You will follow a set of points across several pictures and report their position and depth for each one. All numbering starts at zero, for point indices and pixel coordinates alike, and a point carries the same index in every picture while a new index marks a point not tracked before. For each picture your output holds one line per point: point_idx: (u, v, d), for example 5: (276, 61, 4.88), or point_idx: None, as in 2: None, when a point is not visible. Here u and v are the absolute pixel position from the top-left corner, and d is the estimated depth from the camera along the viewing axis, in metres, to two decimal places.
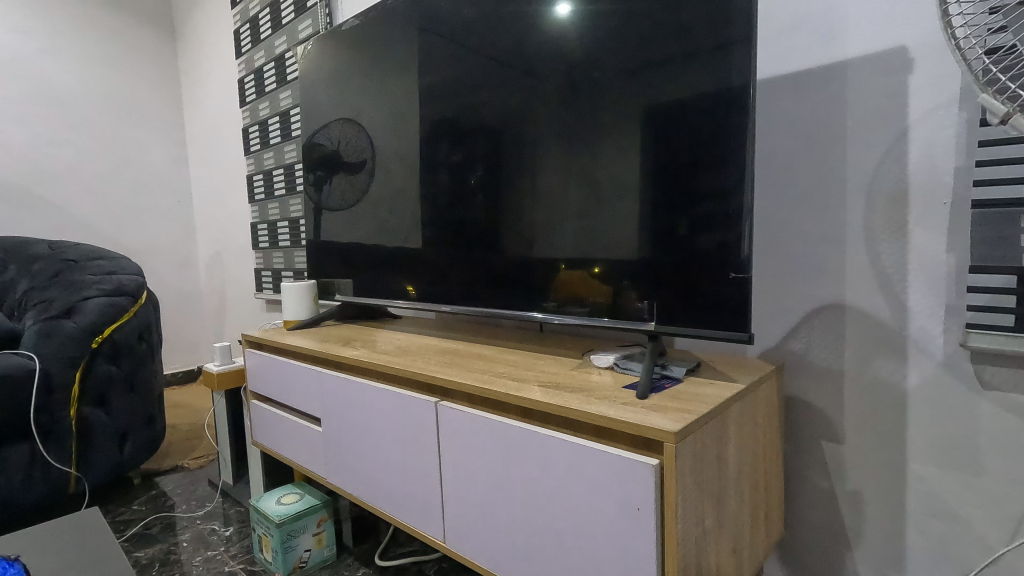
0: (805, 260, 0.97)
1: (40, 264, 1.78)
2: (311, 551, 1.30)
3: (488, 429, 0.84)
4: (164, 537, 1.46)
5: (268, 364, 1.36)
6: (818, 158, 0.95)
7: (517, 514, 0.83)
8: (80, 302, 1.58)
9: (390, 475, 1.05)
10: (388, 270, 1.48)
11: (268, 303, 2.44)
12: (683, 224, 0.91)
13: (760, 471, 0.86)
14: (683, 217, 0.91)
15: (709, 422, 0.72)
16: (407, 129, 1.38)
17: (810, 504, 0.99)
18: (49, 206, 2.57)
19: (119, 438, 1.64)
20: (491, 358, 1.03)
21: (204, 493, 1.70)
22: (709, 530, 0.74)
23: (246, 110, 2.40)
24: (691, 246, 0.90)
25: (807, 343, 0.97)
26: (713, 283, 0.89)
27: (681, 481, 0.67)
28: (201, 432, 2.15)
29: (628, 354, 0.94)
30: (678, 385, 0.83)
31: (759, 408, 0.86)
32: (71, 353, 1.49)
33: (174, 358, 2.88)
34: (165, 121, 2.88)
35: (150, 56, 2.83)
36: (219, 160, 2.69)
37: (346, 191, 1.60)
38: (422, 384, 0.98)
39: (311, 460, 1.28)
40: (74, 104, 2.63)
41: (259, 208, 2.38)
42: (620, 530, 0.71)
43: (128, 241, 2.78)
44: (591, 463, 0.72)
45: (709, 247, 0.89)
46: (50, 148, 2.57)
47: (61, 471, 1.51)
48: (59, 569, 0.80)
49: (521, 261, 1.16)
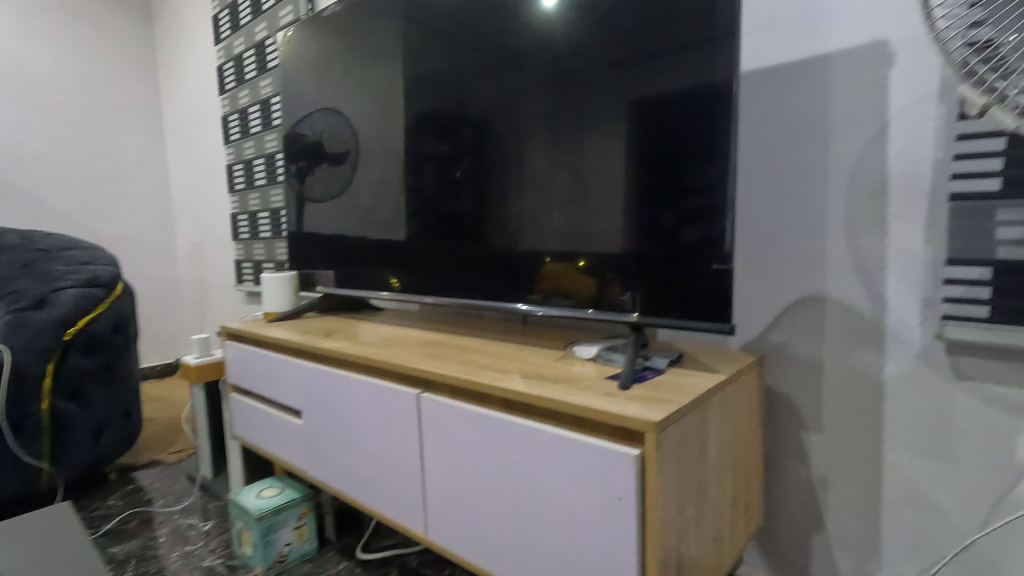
0: (788, 253, 0.97)
1: (10, 254, 1.73)
2: (292, 545, 1.29)
3: (470, 420, 0.84)
4: (141, 533, 1.44)
5: (248, 357, 1.34)
6: (800, 150, 0.95)
7: (499, 506, 0.83)
8: (52, 292, 1.54)
9: (372, 468, 1.04)
10: (371, 262, 1.46)
11: (249, 295, 2.40)
12: (667, 216, 0.91)
13: (740, 461, 0.87)
14: (666, 208, 0.91)
15: (691, 412, 0.72)
16: (391, 120, 1.36)
17: (788, 493, 1.00)
18: (19, 195, 2.50)
19: (94, 433, 1.60)
20: (475, 350, 1.02)
21: (182, 488, 1.67)
22: (690, 520, 0.74)
23: (226, 98, 2.34)
24: (675, 237, 0.91)
25: (787, 335, 0.98)
26: (696, 276, 0.89)
27: (662, 471, 0.67)
28: (179, 426, 2.11)
29: (612, 346, 0.94)
30: (660, 376, 0.83)
31: (741, 399, 0.86)
32: (42, 345, 1.45)
33: (151, 350, 2.83)
34: (142, 109, 2.81)
35: (126, 41, 2.75)
36: (199, 149, 2.63)
37: (329, 182, 1.57)
38: (404, 376, 0.97)
39: (292, 453, 1.26)
40: (46, 89, 2.55)
41: (239, 198, 2.34)
42: (601, 520, 0.71)
43: (103, 231, 2.72)
44: (573, 454, 0.72)
45: (692, 239, 0.89)
46: (21, 134, 2.50)
47: (34, 466, 1.47)
48: (27, 564, 0.78)
49: (505, 252, 1.15)
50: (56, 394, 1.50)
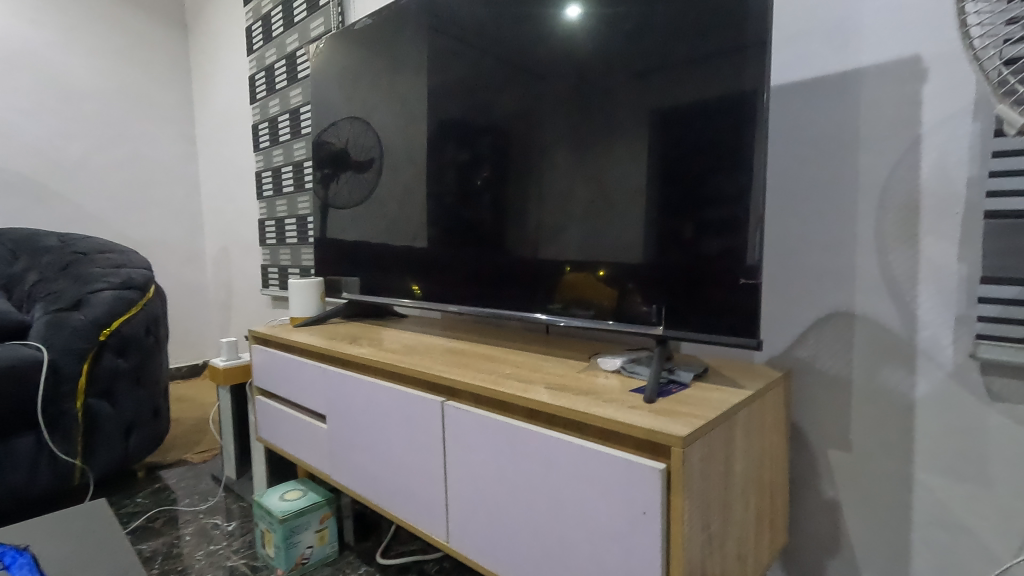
0: (815, 266, 0.96)
1: (50, 256, 1.79)
2: (313, 548, 1.30)
3: (495, 430, 0.84)
4: (168, 531, 1.47)
5: (274, 361, 1.37)
6: (829, 165, 0.94)
7: (521, 515, 0.83)
8: (89, 294, 1.59)
9: (395, 473, 1.05)
10: (395, 269, 1.48)
11: (274, 300, 2.45)
12: (691, 227, 0.91)
13: (766, 477, 0.86)
14: (690, 220, 0.91)
15: (717, 427, 0.72)
16: (416, 129, 1.38)
17: (814, 511, 0.98)
18: (58, 199, 2.60)
19: (124, 431, 1.64)
20: (499, 359, 1.03)
21: (207, 487, 1.71)
22: (715, 536, 0.74)
23: (256, 107, 2.41)
24: (700, 249, 0.90)
25: (813, 351, 0.97)
26: (721, 289, 0.89)
27: (687, 485, 0.66)
28: (205, 426, 2.15)
29: (635, 358, 0.94)
30: (685, 389, 0.83)
31: (767, 414, 0.85)
32: (78, 345, 1.50)
33: (179, 352, 2.90)
34: (175, 117, 2.90)
35: (162, 51, 2.84)
36: (229, 156, 2.70)
37: (354, 190, 1.60)
38: (429, 384, 0.98)
39: (315, 457, 1.28)
40: (86, 98, 2.65)
41: (267, 204, 2.40)
42: (624, 533, 0.71)
43: (136, 235, 2.80)
44: (597, 467, 0.72)
45: (717, 251, 0.89)
46: (61, 141, 2.60)
47: (67, 463, 1.52)
48: (66, 558, 0.81)
49: (528, 262, 1.16)
50: (90, 393, 1.55)
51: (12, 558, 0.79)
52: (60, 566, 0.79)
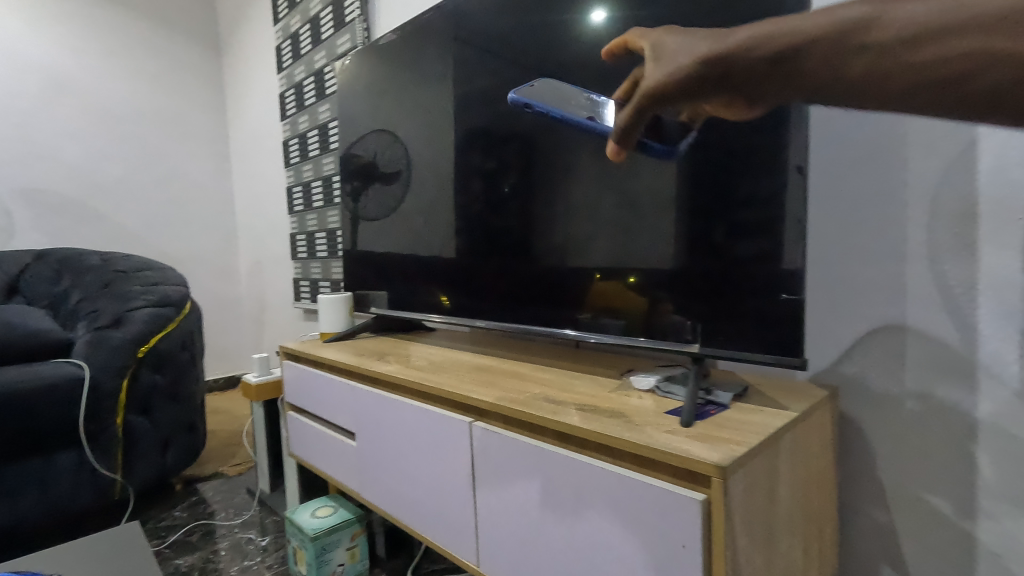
0: (861, 278, 0.91)
1: (92, 275, 1.86)
2: (345, 565, 1.30)
3: (524, 453, 0.82)
4: (203, 545, 1.49)
5: (304, 377, 1.37)
6: (875, 170, 0.89)
7: (553, 541, 0.80)
8: (128, 312, 1.64)
9: (423, 494, 1.03)
10: (423, 283, 1.47)
11: (306, 313, 2.48)
12: (721, 231, 0.87)
13: (812, 503, 0.81)
14: (721, 224, 0.87)
15: (760, 453, 0.68)
16: (441, 143, 1.38)
17: (866, 538, 0.92)
18: (101, 218, 2.70)
19: (162, 447, 1.67)
20: (526, 377, 1.00)
21: (242, 501, 1.73)
22: (759, 570, 0.69)
23: (286, 124, 2.45)
24: (734, 255, 0.86)
25: (861, 365, 0.91)
26: (761, 304, 0.84)
27: (729, 518, 0.62)
28: (240, 439, 2.19)
29: (670, 376, 0.90)
30: (724, 411, 0.78)
31: (812, 437, 0.80)
32: (117, 363, 1.54)
33: (215, 365, 2.96)
34: (210, 135, 2.97)
35: (197, 73, 2.93)
36: (261, 171, 2.76)
37: (382, 202, 1.60)
38: (455, 403, 0.96)
39: (345, 473, 1.27)
40: (126, 120, 2.75)
41: (298, 219, 2.43)
42: (662, 566, 0.67)
43: (174, 251, 2.88)
44: (633, 495, 0.69)
45: (752, 258, 0.84)
46: (103, 162, 2.70)
47: (108, 477, 1.55)
48: None
49: (556, 274, 1.13)
50: (129, 408, 1.58)
51: None
52: None
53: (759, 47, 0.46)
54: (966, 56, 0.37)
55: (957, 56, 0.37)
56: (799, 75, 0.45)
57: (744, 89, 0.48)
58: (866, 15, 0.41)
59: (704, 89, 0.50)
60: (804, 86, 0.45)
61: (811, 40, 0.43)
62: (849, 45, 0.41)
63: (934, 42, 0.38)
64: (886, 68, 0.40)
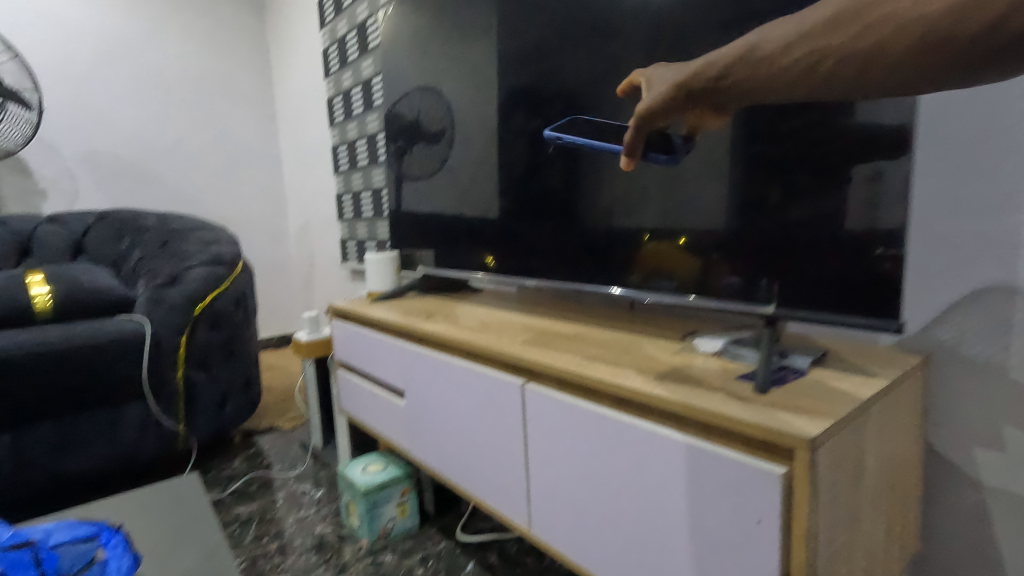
0: (966, 234, 0.80)
1: (150, 235, 1.91)
2: (396, 520, 1.32)
3: (581, 418, 0.78)
4: (262, 495, 1.54)
5: (354, 336, 1.37)
6: (992, 108, 0.77)
7: (610, 509, 0.77)
8: (184, 271, 1.67)
9: (474, 456, 1.02)
10: (469, 242, 1.43)
11: (354, 273, 2.50)
12: (784, 187, 0.79)
13: (897, 478, 0.74)
14: (785, 178, 0.79)
15: (848, 425, 0.61)
16: (487, 94, 1.30)
17: (952, 516, 0.85)
18: (158, 181, 2.77)
19: (220, 401, 1.73)
20: (581, 339, 0.95)
21: (296, 454, 1.78)
22: (842, 550, 0.64)
23: (330, 81, 2.41)
24: (807, 209, 0.77)
25: (959, 332, 0.81)
26: (847, 262, 0.75)
27: (814, 495, 0.57)
28: (293, 395, 2.25)
29: (740, 339, 0.83)
30: (803, 378, 0.71)
31: (901, 407, 0.73)
32: (176, 319, 1.59)
33: (268, 323, 3.05)
34: (257, 97, 2.98)
35: (242, 32, 2.91)
36: (307, 131, 2.75)
37: (426, 161, 1.55)
38: (506, 364, 0.93)
39: (395, 431, 1.27)
40: (176, 82, 2.78)
41: (344, 178, 2.42)
42: (734, 541, 0.63)
43: (226, 213, 2.94)
44: (703, 465, 0.64)
45: (815, 219, 0.77)
46: (157, 125, 2.75)
47: (171, 428, 1.62)
48: (161, 541, 0.83)
49: (607, 232, 1.06)
50: (189, 363, 1.64)
51: (105, 537, 0.76)
52: (154, 549, 0.81)
53: (707, 67, 0.56)
54: (812, 55, 0.48)
55: (808, 58, 0.48)
56: (737, 84, 0.55)
57: (710, 97, 0.58)
58: (754, 40, 0.52)
59: (681, 106, 0.60)
60: (745, 92, 0.55)
61: (731, 61, 0.54)
62: (762, 57, 0.51)
63: (799, 47, 0.48)
64: (778, 72, 0.50)
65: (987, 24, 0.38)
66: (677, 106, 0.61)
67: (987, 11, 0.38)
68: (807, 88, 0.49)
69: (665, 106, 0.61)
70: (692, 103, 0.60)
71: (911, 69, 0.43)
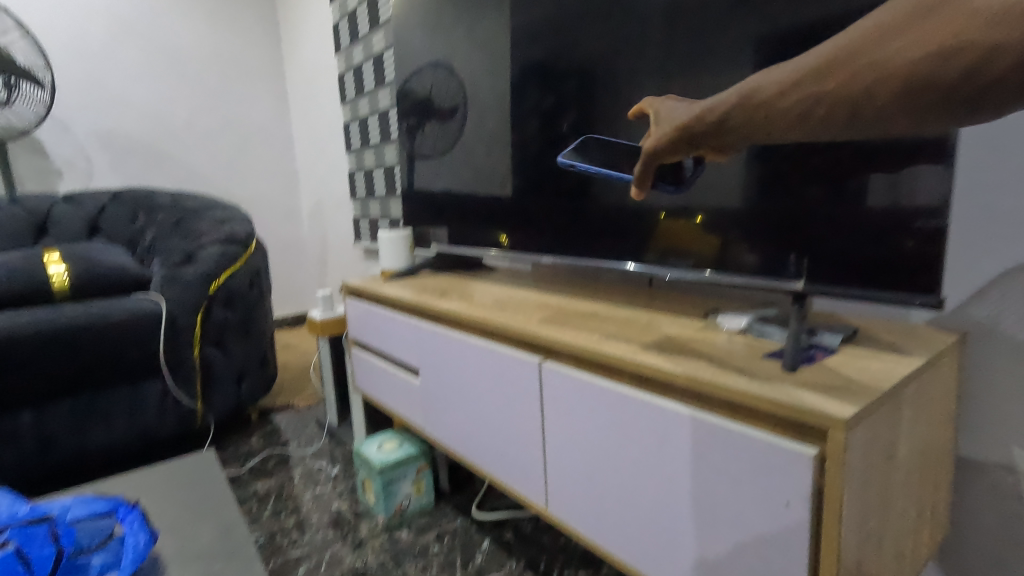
0: (1009, 207, 0.75)
1: (164, 214, 1.91)
2: (411, 498, 1.32)
3: (601, 397, 0.76)
4: (279, 472, 1.56)
5: (368, 314, 1.36)
6: None
7: (630, 491, 0.75)
8: (198, 250, 1.67)
9: (490, 435, 1.00)
10: (482, 219, 1.40)
11: (367, 252, 2.49)
12: (815, 157, 0.75)
13: (929, 460, 0.71)
14: (817, 148, 0.75)
15: (883, 406, 0.59)
16: (501, 65, 1.26)
17: (984, 499, 0.82)
18: (171, 160, 2.77)
19: (236, 379, 1.74)
20: (599, 317, 0.93)
21: (312, 432, 1.79)
22: (872, 534, 0.61)
23: (341, 57, 2.37)
24: (840, 181, 0.73)
25: (998, 310, 0.78)
26: (883, 235, 0.71)
27: (848, 477, 0.55)
28: (308, 373, 2.27)
29: (765, 317, 0.80)
30: (834, 357, 0.68)
31: (936, 388, 0.70)
32: (192, 298, 1.59)
33: (283, 302, 3.07)
34: (268, 74, 2.94)
35: (251, 8, 2.86)
36: (319, 109, 2.72)
37: (439, 137, 1.52)
38: (523, 342, 0.91)
39: (410, 409, 1.27)
40: (187, 60, 2.75)
41: (355, 156, 2.39)
42: (761, 523, 0.61)
43: (240, 192, 2.94)
44: (730, 447, 0.62)
45: (848, 190, 0.73)
46: (169, 104, 2.74)
47: (189, 406, 1.64)
48: (177, 518, 0.83)
49: (625, 208, 1.02)
50: (205, 341, 1.65)
51: (123, 512, 0.77)
52: (170, 526, 0.81)
53: (707, 112, 0.51)
54: (811, 101, 0.42)
55: (807, 103, 0.42)
56: (738, 129, 0.49)
57: (703, 142, 0.53)
58: (753, 85, 0.47)
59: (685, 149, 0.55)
60: (748, 135, 0.49)
61: (730, 105, 0.49)
62: (753, 101, 0.46)
63: (796, 92, 0.43)
64: (778, 117, 0.45)
65: (969, 66, 0.34)
66: (681, 149, 0.55)
67: (973, 51, 0.33)
68: (795, 132, 0.44)
69: (659, 148, 0.56)
70: (693, 147, 0.54)
71: (919, 112, 0.37)
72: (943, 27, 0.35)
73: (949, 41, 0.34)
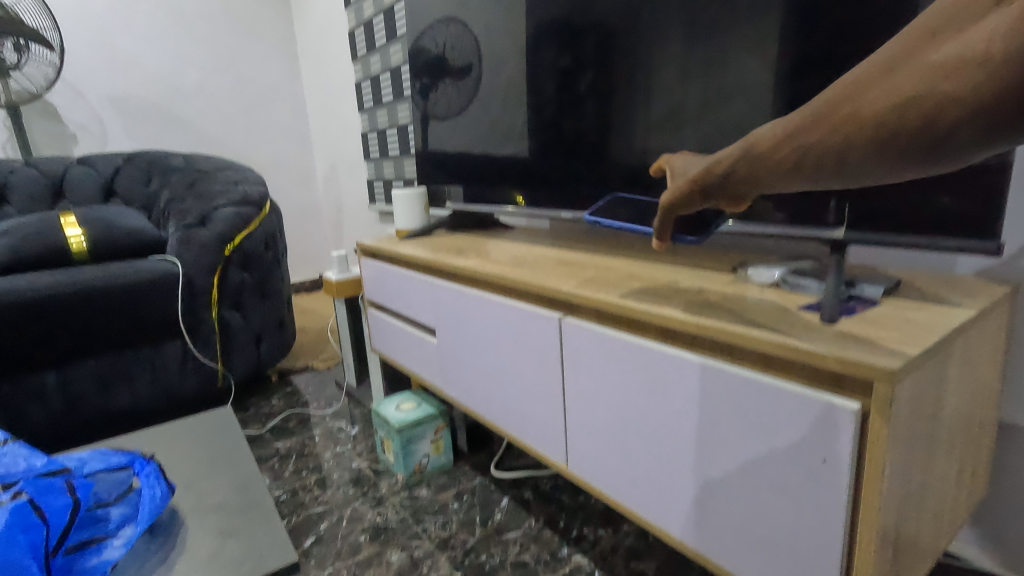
0: None
1: (177, 177, 1.89)
2: (430, 457, 1.32)
3: (624, 353, 0.73)
4: (300, 432, 1.57)
5: (383, 274, 1.33)
6: None
7: (654, 449, 0.73)
8: (211, 211, 1.66)
9: (508, 394, 0.99)
10: (497, 175, 1.35)
11: (382, 215, 2.46)
12: None
13: (973, 417, 0.68)
14: None
15: (932, 358, 0.55)
16: (516, 10, 1.19)
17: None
18: (183, 125, 2.74)
19: (256, 341, 1.75)
20: (622, 272, 0.89)
21: (332, 393, 1.80)
22: (913, 492, 0.58)
23: (351, 12, 2.28)
24: None
25: None
26: (934, 177, 0.65)
27: (892, 432, 0.51)
28: (326, 336, 2.28)
29: (800, 269, 0.76)
30: (875, 309, 0.64)
31: (985, 341, 0.65)
32: (207, 260, 1.59)
33: (301, 267, 3.08)
34: (277, 33, 2.87)
35: None
36: (330, 68, 2.65)
37: (451, 91, 1.46)
38: (542, 298, 0.88)
39: (427, 369, 1.26)
40: (195, 20, 2.69)
41: (368, 116, 2.34)
42: (795, 481, 0.58)
43: (254, 156, 2.91)
44: (763, 401, 0.59)
45: None
46: (179, 67, 2.69)
47: (210, 367, 1.65)
48: (195, 471, 0.83)
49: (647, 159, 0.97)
50: (222, 303, 1.66)
51: (139, 466, 0.78)
52: (187, 479, 0.82)
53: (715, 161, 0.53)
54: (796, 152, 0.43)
55: (792, 152, 0.44)
56: (743, 178, 0.50)
57: (712, 194, 0.55)
58: (753, 137, 0.49)
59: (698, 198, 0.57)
60: (752, 184, 0.50)
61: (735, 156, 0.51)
62: (751, 153, 0.48)
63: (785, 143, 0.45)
64: (772, 166, 0.46)
65: (923, 116, 0.34)
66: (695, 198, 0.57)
67: (927, 101, 0.34)
68: (793, 184, 0.45)
69: (677, 196, 0.59)
70: (704, 196, 0.56)
71: (886, 159, 0.38)
72: (906, 81, 0.36)
73: (905, 92, 0.35)
